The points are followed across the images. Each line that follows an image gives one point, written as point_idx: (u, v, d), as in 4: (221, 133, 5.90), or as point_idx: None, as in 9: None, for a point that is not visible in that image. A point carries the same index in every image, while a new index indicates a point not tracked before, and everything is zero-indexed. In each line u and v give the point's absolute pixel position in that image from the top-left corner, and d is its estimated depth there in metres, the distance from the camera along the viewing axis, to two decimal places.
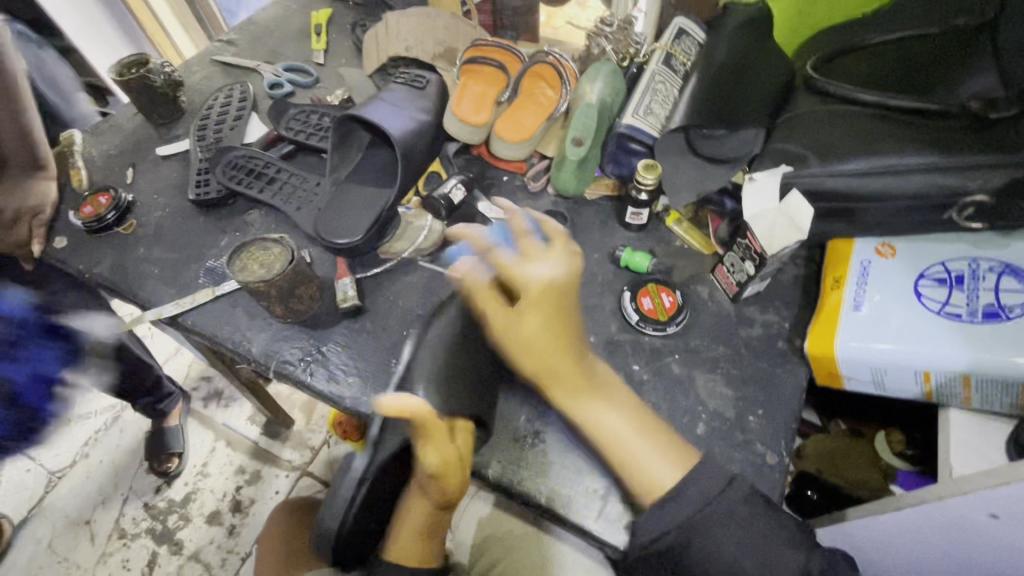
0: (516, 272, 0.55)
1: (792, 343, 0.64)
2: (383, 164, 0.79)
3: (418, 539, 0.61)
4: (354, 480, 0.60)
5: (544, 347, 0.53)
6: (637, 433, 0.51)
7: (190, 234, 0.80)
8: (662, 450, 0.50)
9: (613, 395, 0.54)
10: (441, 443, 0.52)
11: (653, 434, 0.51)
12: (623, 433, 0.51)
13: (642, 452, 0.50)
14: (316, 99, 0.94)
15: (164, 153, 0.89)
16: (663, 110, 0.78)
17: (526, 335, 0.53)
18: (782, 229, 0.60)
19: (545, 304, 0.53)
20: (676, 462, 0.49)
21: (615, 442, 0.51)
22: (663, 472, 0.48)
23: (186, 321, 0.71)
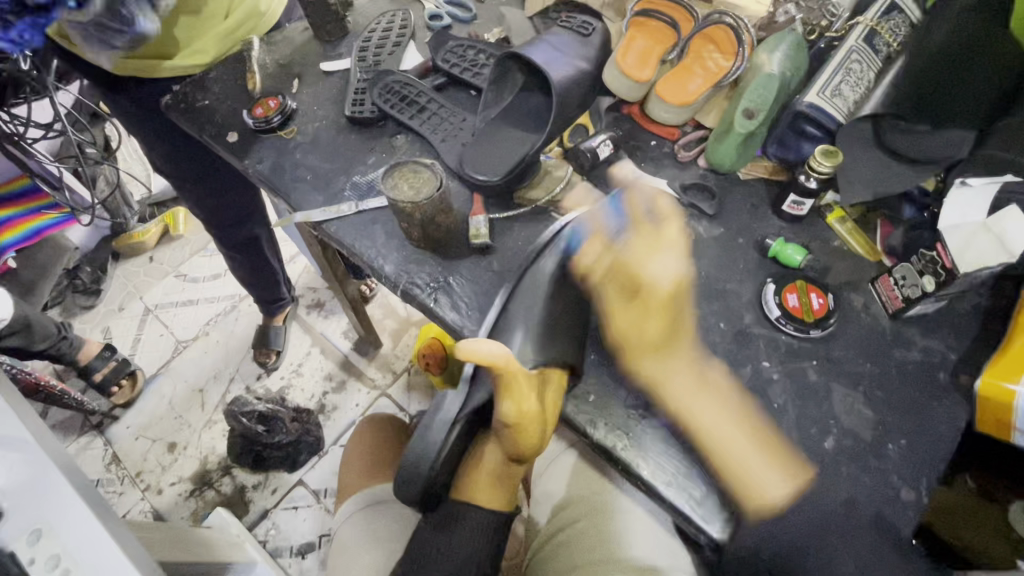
0: (640, 266, 0.56)
1: (956, 378, 0.57)
2: (534, 108, 0.77)
3: (492, 484, 0.64)
4: (445, 424, 0.58)
5: (661, 333, 0.56)
6: (749, 440, 0.53)
7: (341, 148, 0.85)
8: (784, 465, 0.52)
9: (714, 383, 0.56)
10: (522, 398, 0.53)
11: (776, 453, 0.53)
12: (727, 433, 0.53)
13: (751, 459, 0.51)
14: (474, 35, 0.94)
15: (327, 68, 0.94)
16: (854, 93, 0.69)
17: (645, 333, 0.55)
18: (983, 247, 0.53)
19: (666, 301, 0.55)
20: (795, 475, 0.52)
21: (727, 446, 0.52)
22: (779, 484, 0.51)
23: (329, 228, 0.76)
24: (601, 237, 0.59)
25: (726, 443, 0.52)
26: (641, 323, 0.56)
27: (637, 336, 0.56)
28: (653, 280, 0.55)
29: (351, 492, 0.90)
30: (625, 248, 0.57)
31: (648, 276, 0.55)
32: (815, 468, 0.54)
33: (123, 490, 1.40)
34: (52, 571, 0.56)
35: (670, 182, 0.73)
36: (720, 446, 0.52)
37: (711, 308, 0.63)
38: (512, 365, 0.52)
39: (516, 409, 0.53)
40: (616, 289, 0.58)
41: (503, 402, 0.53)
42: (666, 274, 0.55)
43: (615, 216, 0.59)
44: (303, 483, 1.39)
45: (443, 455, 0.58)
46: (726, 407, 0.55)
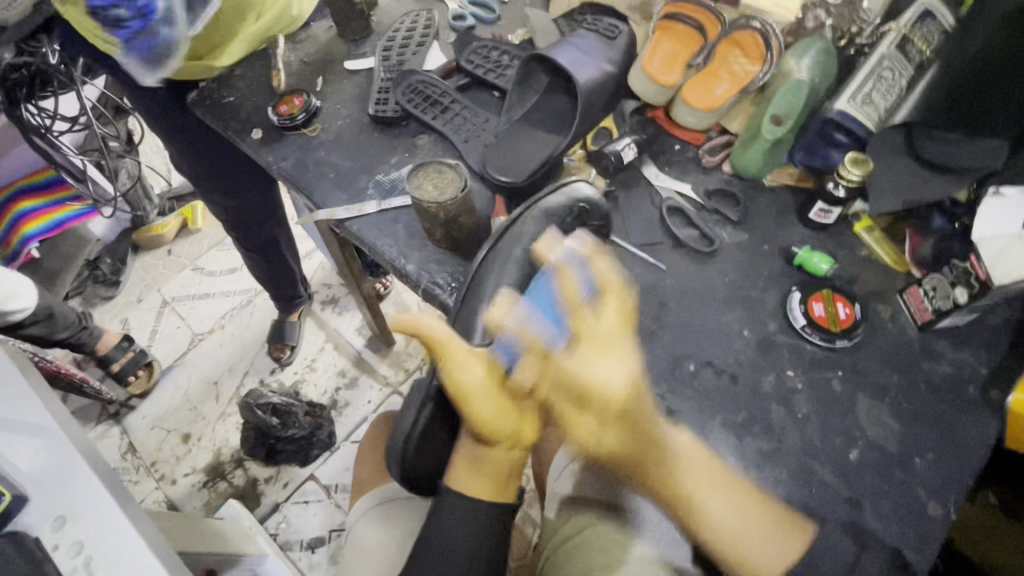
0: (571, 369, 0.51)
1: (986, 393, 0.56)
2: (558, 110, 0.77)
3: (473, 472, 0.61)
4: (416, 401, 0.60)
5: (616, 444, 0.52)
6: (736, 506, 0.50)
7: (364, 147, 0.85)
8: (777, 537, 0.49)
9: (704, 462, 0.52)
10: (463, 367, 0.53)
11: (755, 504, 0.50)
12: (715, 512, 0.50)
13: (755, 548, 0.49)
14: (497, 36, 0.94)
15: (352, 67, 0.95)
16: (884, 102, 0.68)
17: (603, 443, 0.52)
18: (1016, 255, 0.53)
19: (622, 410, 0.51)
20: (792, 548, 0.49)
21: (706, 514, 0.50)
22: (785, 558, 0.49)
23: (351, 226, 0.77)
24: (539, 343, 0.53)
25: (691, 510, 0.51)
26: (596, 432, 0.52)
27: (594, 446, 0.53)
28: (596, 386, 0.51)
29: (366, 488, 0.90)
30: (563, 360, 0.51)
31: (592, 384, 0.51)
32: (840, 480, 0.53)
33: (138, 479, 1.42)
34: (75, 557, 0.57)
35: (694, 186, 0.73)
36: (686, 500, 0.51)
37: (734, 315, 0.62)
38: (444, 339, 0.53)
39: (463, 383, 0.53)
40: (564, 395, 0.53)
41: (444, 373, 0.53)
42: (616, 381, 0.51)
43: (548, 320, 0.54)
44: (314, 478, 1.40)
45: (417, 430, 0.60)
46: (722, 500, 0.50)
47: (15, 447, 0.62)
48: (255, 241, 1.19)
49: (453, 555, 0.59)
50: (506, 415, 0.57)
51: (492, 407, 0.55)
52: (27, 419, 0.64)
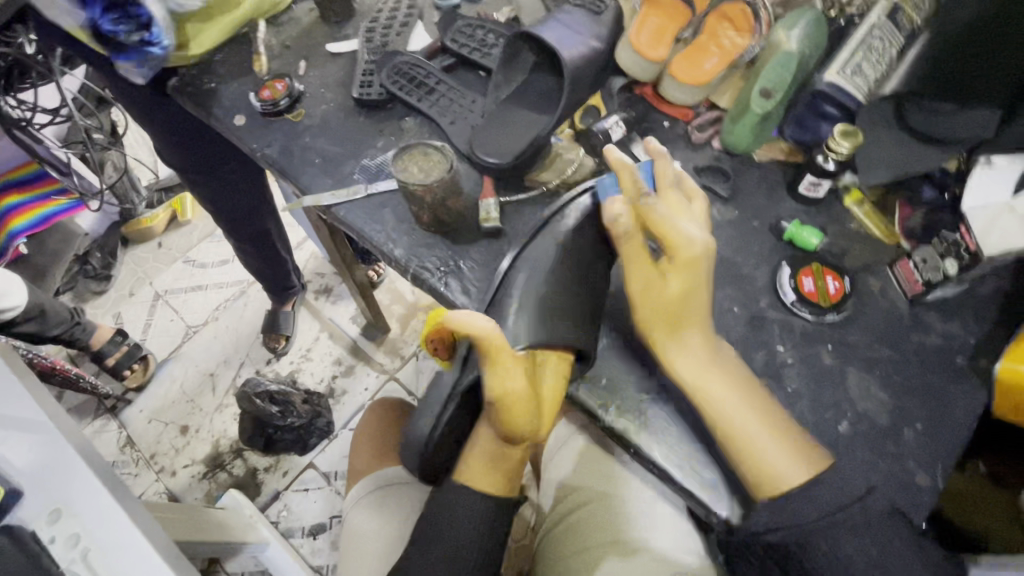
0: (668, 222, 0.53)
1: (974, 362, 0.56)
2: (545, 89, 0.76)
3: (488, 468, 0.62)
4: (441, 396, 0.58)
5: (673, 305, 0.53)
6: (766, 428, 0.50)
7: (349, 131, 0.84)
8: (795, 456, 0.49)
9: (732, 364, 0.54)
10: (509, 373, 0.53)
11: (782, 428, 0.51)
12: (747, 428, 0.50)
13: (770, 449, 0.50)
14: (482, 15, 0.92)
15: (334, 50, 0.93)
16: (875, 72, 0.66)
17: (664, 291, 0.53)
18: (1007, 226, 0.53)
19: (688, 262, 0.52)
20: (809, 461, 0.49)
21: (737, 427, 0.51)
22: (793, 472, 0.49)
23: (338, 212, 0.76)
24: (632, 186, 0.55)
25: (731, 427, 0.51)
26: (660, 283, 0.53)
27: (655, 293, 0.53)
28: (677, 237, 0.53)
29: (362, 474, 0.91)
30: (653, 203, 0.53)
31: (675, 233, 0.53)
32: (829, 452, 0.53)
33: (138, 471, 1.43)
34: (73, 550, 0.57)
35: (683, 164, 0.72)
36: (725, 423, 0.51)
37: (726, 292, 0.62)
38: (499, 340, 0.52)
39: (509, 387, 0.53)
40: (639, 245, 0.55)
41: (489, 376, 0.53)
42: (698, 236, 0.53)
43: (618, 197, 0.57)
44: (314, 466, 1.41)
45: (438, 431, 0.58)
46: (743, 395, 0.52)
47: (9, 442, 0.61)
48: (246, 230, 1.18)
49: (455, 542, 0.60)
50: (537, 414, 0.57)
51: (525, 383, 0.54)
52: (19, 415, 0.63)
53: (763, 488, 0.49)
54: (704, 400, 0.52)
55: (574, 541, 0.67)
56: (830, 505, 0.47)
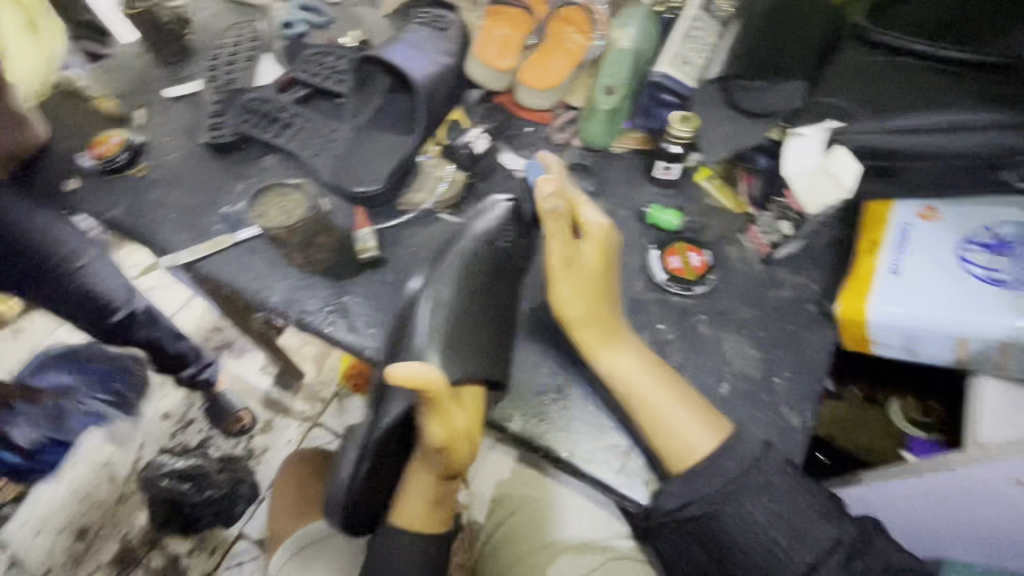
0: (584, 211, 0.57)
1: (822, 306, 0.63)
2: (403, 109, 0.75)
3: (430, 507, 0.60)
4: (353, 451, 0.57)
5: (597, 291, 0.55)
6: (676, 402, 0.53)
7: (204, 179, 0.78)
8: (700, 420, 0.52)
9: (654, 363, 0.55)
10: (456, 415, 0.53)
11: (691, 403, 0.53)
12: (651, 393, 0.53)
13: (673, 414, 0.52)
14: (331, 41, 0.89)
15: (174, 94, 0.86)
16: (701, 59, 0.73)
17: (580, 266, 0.55)
18: (823, 186, 0.58)
19: (604, 251, 0.56)
20: (711, 426, 0.51)
21: (648, 403, 0.53)
22: (704, 442, 0.51)
23: (204, 268, 0.70)
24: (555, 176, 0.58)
25: (650, 402, 0.53)
26: (574, 254, 0.55)
27: (572, 270, 0.55)
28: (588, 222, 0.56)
29: (284, 535, 0.85)
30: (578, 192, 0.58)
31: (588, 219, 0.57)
32: (716, 414, 0.57)
33: None
34: None
35: None
36: (637, 398, 0.53)
37: None
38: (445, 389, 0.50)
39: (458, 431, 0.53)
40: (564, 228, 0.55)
41: (437, 421, 0.52)
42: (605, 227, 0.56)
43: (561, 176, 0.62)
44: (244, 536, 1.26)
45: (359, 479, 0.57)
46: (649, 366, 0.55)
47: None
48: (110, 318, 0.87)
49: None
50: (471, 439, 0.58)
51: (562, 257, 0.55)
52: None
53: (674, 458, 0.52)
54: (632, 396, 0.54)
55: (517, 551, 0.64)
56: (724, 482, 0.49)
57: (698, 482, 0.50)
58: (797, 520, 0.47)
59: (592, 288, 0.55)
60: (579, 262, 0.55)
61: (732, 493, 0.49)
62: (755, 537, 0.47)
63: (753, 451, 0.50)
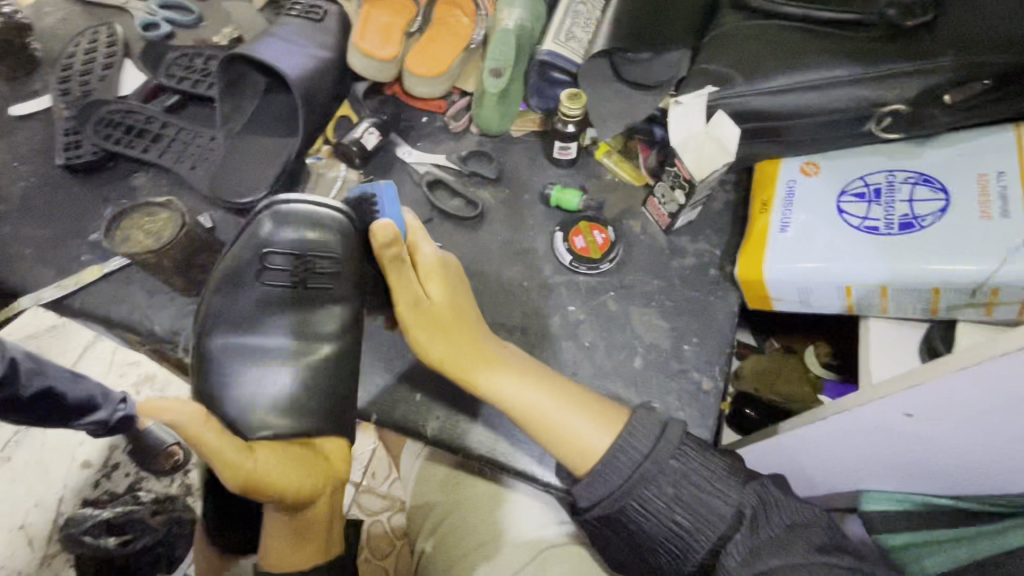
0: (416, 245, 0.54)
1: (723, 270, 0.64)
2: (284, 111, 0.70)
3: (293, 547, 0.50)
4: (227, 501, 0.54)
5: (449, 315, 0.53)
6: (555, 398, 0.49)
7: (65, 205, 0.70)
8: (590, 416, 0.49)
9: (524, 365, 0.52)
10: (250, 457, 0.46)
11: (581, 401, 0.50)
12: (541, 406, 0.49)
13: (561, 414, 0.49)
14: (200, 41, 0.81)
15: (21, 112, 0.76)
16: (587, 35, 0.71)
17: (430, 299, 0.53)
18: (710, 155, 0.58)
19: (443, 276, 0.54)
20: (606, 425, 0.48)
21: (531, 408, 0.49)
22: (597, 437, 0.47)
23: (73, 304, 0.63)
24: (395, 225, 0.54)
25: (528, 410, 0.49)
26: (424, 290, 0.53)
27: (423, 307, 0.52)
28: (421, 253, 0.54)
29: None
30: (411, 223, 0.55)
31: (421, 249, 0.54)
32: (631, 389, 0.58)
33: None
34: None
35: (448, 155, 0.71)
36: (522, 413, 0.49)
37: (513, 270, 0.64)
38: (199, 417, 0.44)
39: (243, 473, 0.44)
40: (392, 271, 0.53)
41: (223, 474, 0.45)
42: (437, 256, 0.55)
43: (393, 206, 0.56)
44: None
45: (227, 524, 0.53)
46: (526, 375, 0.51)
47: None
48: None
49: None
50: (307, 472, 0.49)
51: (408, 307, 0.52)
52: None
53: (573, 459, 0.47)
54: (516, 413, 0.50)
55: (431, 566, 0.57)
56: (629, 475, 0.44)
57: (597, 483, 0.45)
58: (700, 504, 0.43)
59: (444, 312, 0.52)
60: (424, 300, 0.53)
61: (635, 486, 0.44)
62: (662, 529, 0.44)
63: (652, 431, 0.46)
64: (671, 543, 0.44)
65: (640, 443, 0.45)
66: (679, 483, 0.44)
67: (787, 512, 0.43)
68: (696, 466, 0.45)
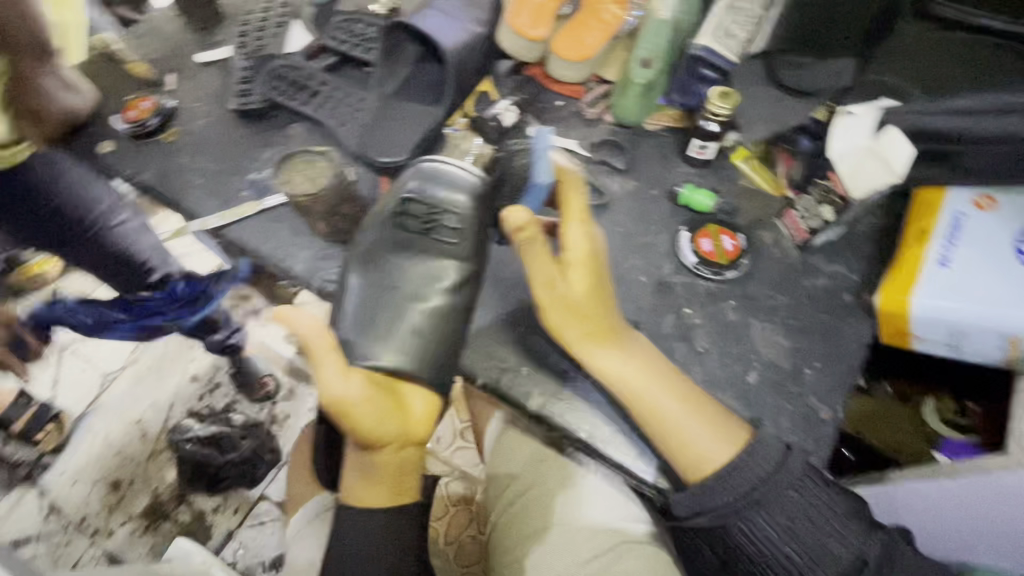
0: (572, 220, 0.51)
1: (859, 297, 0.60)
2: (433, 80, 0.74)
3: (370, 483, 0.55)
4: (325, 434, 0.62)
5: (589, 305, 0.51)
6: (680, 404, 0.50)
7: (234, 145, 0.78)
8: (712, 428, 0.49)
9: (648, 361, 0.52)
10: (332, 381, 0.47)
11: (704, 411, 0.50)
12: (665, 407, 0.50)
13: (687, 425, 0.49)
14: (361, 8, 0.87)
15: (204, 59, 0.86)
16: (745, 32, 0.67)
17: (572, 289, 0.51)
18: (870, 168, 0.55)
19: (591, 263, 0.51)
20: (729, 438, 0.48)
21: (655, 413, 0.50)
22: (716, 451, 0.47)
23: (231, 234, 0.71)
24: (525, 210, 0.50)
25: (655, 413, 0.50)
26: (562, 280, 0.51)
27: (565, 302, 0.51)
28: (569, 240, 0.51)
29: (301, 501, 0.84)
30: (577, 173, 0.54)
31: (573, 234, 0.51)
32: (741, 403, 0.56)
33: (68, 538, 1.13)
34: None
35: (580, 141, 0.72)
36: (652, 417, 0.50)
37: (632, 263, 0.63)
38: (324, 338, 0.48)
39: (336, 392, 0.47)
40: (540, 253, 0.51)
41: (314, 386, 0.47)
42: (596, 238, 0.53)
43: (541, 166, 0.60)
44: (266, 497, 1.16)
45: None
46: (641, 367, 0.51)
47: None
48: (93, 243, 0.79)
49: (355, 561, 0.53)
50: (390, 419, 0.51)
51: (544, 281, 0.51)
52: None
53: (690, 473, 0.48)
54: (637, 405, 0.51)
55: (515, 533, 0.63)
56: (744, 493, 0.46)
57: (710, 495, 0.46)
58: (815, 540, 0.45)
59: (580, 300, 0.51)
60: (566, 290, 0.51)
61: (746, 507, 0.45)
62: (768, 552, 0.45)
63: (774, 456, 0.47)
64: (775, 570, 0.45)
65: (758, 465, 0.46)
66: (792, 506, 0.45)
67: (907, 565, 0.45)
68: (815, 497, 0.46)
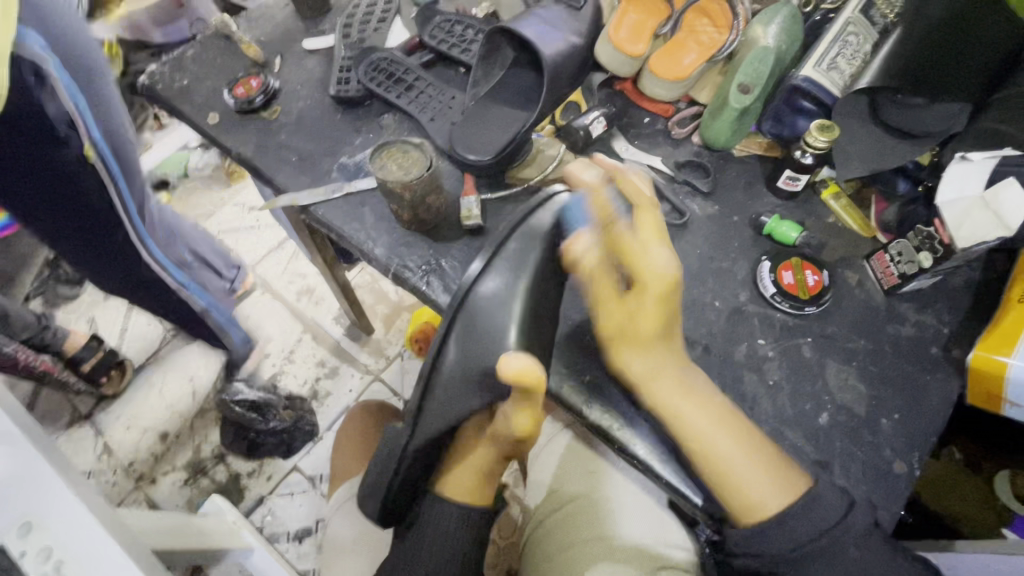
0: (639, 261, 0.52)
1: (948, 352, 0.57)
2: (527, 87, 0.76)
3: (479, 483, 0.62)
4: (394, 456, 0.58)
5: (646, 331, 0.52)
6: (743, 450, 0.49)
7: (329, 129, 0.82)
8: (772, 477, 0.48)
9: (705, 398, 0.51)
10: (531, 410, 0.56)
11: (773, 466, 0.48)
12: (719, 445, 0.49)
13: (742, 469, 0.48)
14: (462, 11, 0.91)
15: (311, 46, 0.90)
16: (851, 66, 0.66)
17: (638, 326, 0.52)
18: (979, 220, 0.52)
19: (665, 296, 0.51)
20: (788, 490, 0.47)
21: (708, 446, 0.50)
22: (775, 500, 0.47)
23: (317, 212, 0.74)
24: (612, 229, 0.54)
25: (708, 446, 0.50)
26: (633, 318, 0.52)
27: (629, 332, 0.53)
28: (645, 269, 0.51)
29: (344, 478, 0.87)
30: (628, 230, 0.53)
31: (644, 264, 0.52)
32: (810, 443, 0.54)
33: (116, 480, 1.19)
34: (44, 565, 0.43)
35: (664, 159, 0.72)
36: (704, 454, 0.50)
37: (706, 287, 0.62)
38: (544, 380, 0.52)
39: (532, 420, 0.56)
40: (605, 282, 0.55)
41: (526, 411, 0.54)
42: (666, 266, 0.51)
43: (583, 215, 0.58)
44: (298, 470, 1.19)
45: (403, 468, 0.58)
46: (708, 410, 0.51)
47: None
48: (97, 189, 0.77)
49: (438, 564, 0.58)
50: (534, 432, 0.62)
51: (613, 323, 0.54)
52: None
53: (743, 515, 0.48)
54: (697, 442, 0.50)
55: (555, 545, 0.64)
56: (801, 544, 0.46)
57: (761, 537, 0.47)
58: None
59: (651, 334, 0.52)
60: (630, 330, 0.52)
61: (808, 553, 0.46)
62: None
63: (837, 511, 0.46)
64: None
65: (822, 514, 0.46)
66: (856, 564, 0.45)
67: None
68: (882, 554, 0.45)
